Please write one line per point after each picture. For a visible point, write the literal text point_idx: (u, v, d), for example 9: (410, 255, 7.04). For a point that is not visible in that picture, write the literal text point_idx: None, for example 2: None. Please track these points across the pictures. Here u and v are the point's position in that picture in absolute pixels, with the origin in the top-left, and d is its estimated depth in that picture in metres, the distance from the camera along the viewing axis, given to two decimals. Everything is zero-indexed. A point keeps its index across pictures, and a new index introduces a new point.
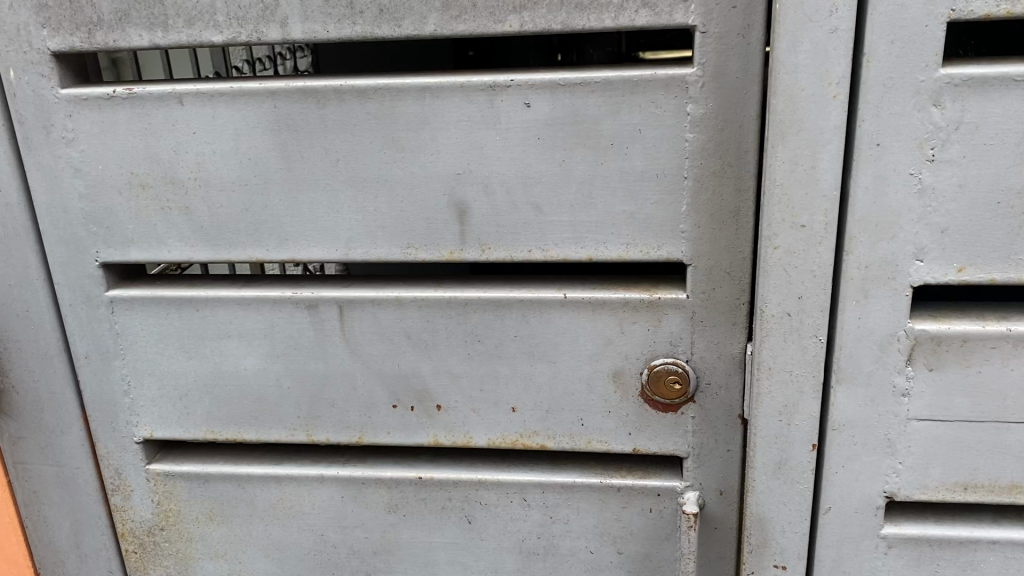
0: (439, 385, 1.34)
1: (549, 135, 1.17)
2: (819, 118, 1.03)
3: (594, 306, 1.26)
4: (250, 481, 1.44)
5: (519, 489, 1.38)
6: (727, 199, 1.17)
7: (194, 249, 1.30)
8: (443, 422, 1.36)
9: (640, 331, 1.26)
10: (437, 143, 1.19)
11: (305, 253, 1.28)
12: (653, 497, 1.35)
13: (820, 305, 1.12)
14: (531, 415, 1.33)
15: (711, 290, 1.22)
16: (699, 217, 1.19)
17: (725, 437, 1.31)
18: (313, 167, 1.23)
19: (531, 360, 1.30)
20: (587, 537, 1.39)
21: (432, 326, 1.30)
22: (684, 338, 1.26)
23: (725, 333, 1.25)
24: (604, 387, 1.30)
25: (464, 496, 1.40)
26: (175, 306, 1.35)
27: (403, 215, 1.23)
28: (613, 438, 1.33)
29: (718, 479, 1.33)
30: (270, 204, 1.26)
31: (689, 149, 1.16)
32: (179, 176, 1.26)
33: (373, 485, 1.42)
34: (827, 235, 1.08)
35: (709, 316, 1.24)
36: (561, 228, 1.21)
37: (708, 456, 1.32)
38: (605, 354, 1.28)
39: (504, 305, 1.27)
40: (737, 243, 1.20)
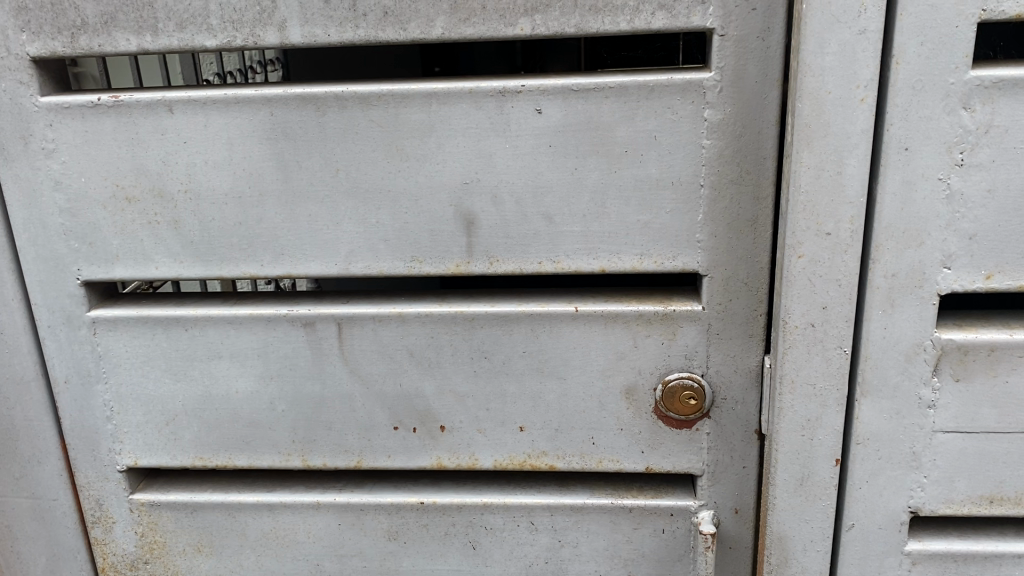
0: (443, 405, 1.28)
1: (561, 143, 1.13)
2: (846, 122, 1.00)
3: (606, 320, 1.21)
4: (241, 509, 1.36)
5: (526, 512, 1.33)
6: (745, 207, 1.14)
7: (184, 265, 1.23)
8: (447, 444, 1.30)
9: (654, 345, 1.22)
10: (443, 151, 1.14)
11: (301, 268, 1.21)
12: (666, 517, 1.30)
13: (844, 316, 1.08)
14: (540, 434, 1.28)
15: (728, 302, 1.19)
16: (716, 226, 1.15)
17: (740, 454, 1.27)
18: (312, 178, 1.17)
19: (540, 377, 1.25)
20: (597, 561, 1.34)
21: (436, 344, 1.25)
22: (700, 351, 1.22)
23: (742, 346, 1.21)
24: (616, 404, 1.25)
25: (468, 521, 1.34)
26: (162, 326, 1.27)
27: (407, 227, 1.18)
28: (625, 457, 1.28)
29: (733, 497, 1.29)
30: (265, 218, 1.19)
31: (706, 156, 1.12)
32: (168, 189, 1.19)
33: (372, 511, 1.35)
34: (853, 243, 1.05)
35: (725, 328, 1.20)
36: (573, 239, 1.17)
37: (723, 474, 1.28)
38: (618, 369, 1.23)
39: (512, 320, 1.22)
40: (754, 253, 1.16)
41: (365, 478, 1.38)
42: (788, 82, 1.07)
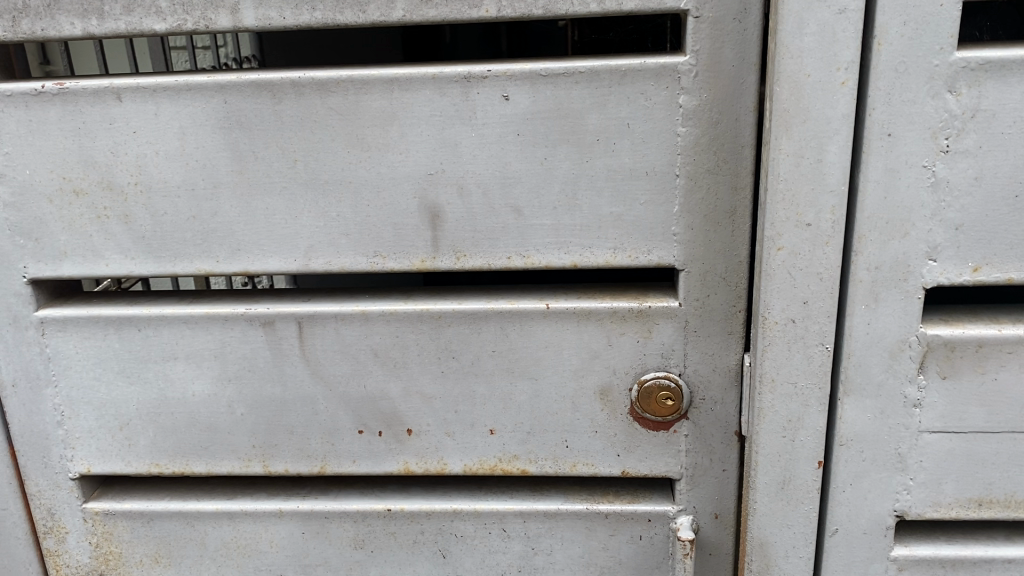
0: (410, 407, 1.22)
1: (529, 131, 1.08)
2: (826, 107, 0.95)
3: (579, 318, 1.16)
4: (200, 518, 1.30)
5: (498, 519, 1.27)
6: (723, 198, 1.09)
7: (136, 262, 1.17)
8: (414, 448, 1.24)
9: (628, 343, 1.17)
10: (406, 141, 1.09)
11: (259, 264, 1.15)
12: (644, 523, 1.25)
13: (826, 311, 1.03)
14: (511, 437, 1.23)
15: (705, 298, 1.14)
16: (692, 218, 1.10)
17: (720, 456, 1.22)
18: (268, 170, 1.11)
19: (510, 378, 1.19)
20: (572, 569, 1.29)
21: (402, 343, 1.19)
22: (677, 349, 1.17)
23: (720, 344, 1.16)
24: (590, 405, 1.20)
25: (438, 529, 1.29)
26: (113, 326, 1.21)
27: (369, 221, 1.12)
28: (601, 460, 1.23)
29: (713, 502, 1.24)
30: (220, 212, 1.13)
31: (682, 145, 1.07)
32: (118, 182, 1.13)
33: (337, 519, 1.29)
34: (835, 234, 1.00)
35: (703, 325, 1.15)
36: (543, 233, 1.12)
37: (703, 477, 1.23)
38: (592, 369, 1.18)
39: (481, 318, 1.17)
40: (733, 246, 1.11)
41: (330, 484, 1.32)
42: (766, 66, 1.02)
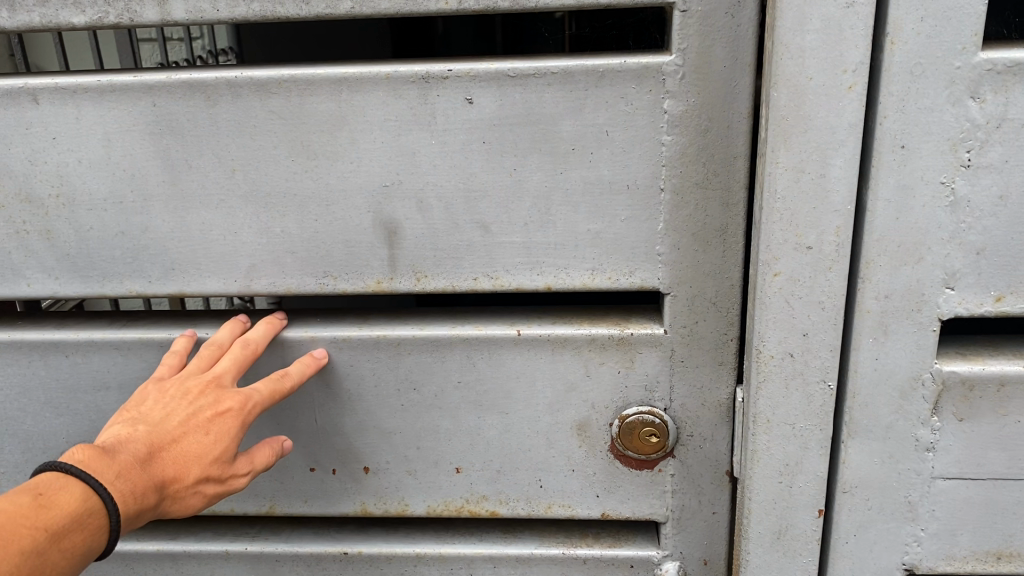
0: (366, 443, 1.10)
1: (496, 138, 0.96)
2: (831, 115, 0.83)
3: (553, 346, 1.04)
4: (139, 560, 1.19)
5: (465, 563, 1.16)
6: (713, 215, 0.97)
7: (60, 281, 1.05)
8: (372, 488, 1.12)
9: (607, 374, 1.05)
10: (358, 148, 0.97)
11: (196, 285, 1.04)
12: (626, 569, 1.14)
13: (829, 345, 0.91)
14: (479, 476, 1.11)
15: (693, 325, 1.02)
16: (678, 237, 0.98)
17: (710, 498, 1.10)
18: (205, 180, 0.99)
19: (478, 411, 1.08)
20: None
21: (357, 373, 1.07)
22: (662, 381, 1.05)
23: (711, 376, 1.04)
24: (566, 442, 1.09)
25: (400, 573, 1.17)
26: (36, 352, 1.09)
27: (317, 238, 1.01)
28: (578, 501, 1.11)
29: (701, 547, 1.13)
30: (152, 227, 1.01)
31: (667, 155, 0.95)
32: (38, 193, 1.01)
33: (289, 562, 1.18)
34: (839, 258, 0.88)
35: (691, 355, 1.03)
36: (513, 251, 1.00)
37: (690, 521, 1.12)
38: (568, 402, 1.07)
39: (444, 345, 1.05)
40: (725, 268, 0.99)
41: (282, 523, 1.21)
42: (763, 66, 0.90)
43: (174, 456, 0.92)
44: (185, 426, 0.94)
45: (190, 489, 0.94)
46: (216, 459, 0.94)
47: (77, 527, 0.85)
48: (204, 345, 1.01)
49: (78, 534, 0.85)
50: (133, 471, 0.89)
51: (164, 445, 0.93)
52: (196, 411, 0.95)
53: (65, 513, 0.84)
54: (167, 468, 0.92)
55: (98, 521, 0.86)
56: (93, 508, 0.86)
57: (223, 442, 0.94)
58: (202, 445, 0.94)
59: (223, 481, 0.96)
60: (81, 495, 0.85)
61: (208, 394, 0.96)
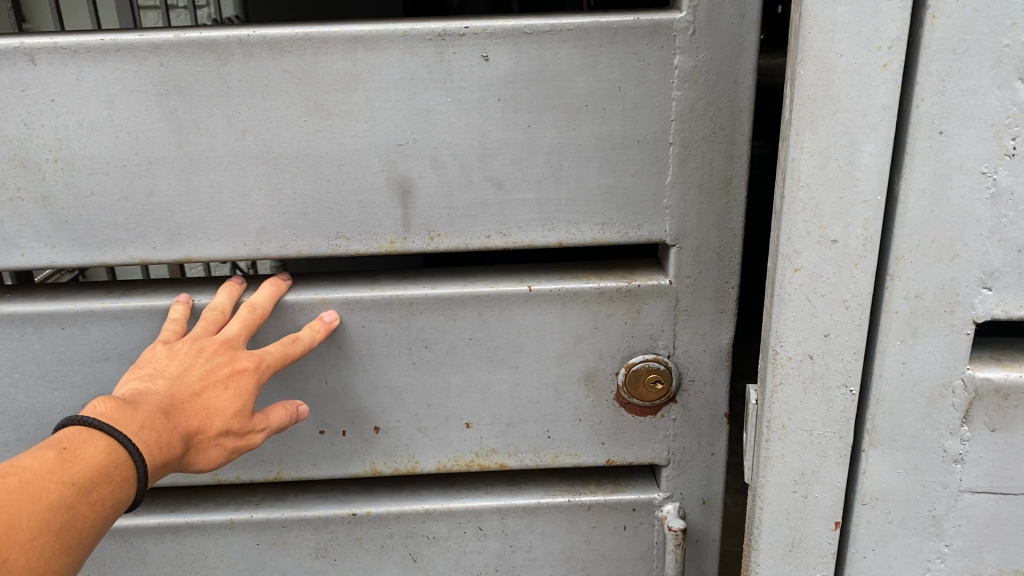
0: (377, 403, 1.11)
1: (511, 95, 0.98)
2: (862, 95, 0.76)
3: (563, 300, 1.07)
4: (139, 534, 1.17)
5: (473, 517, 1.18)
6: (718, 167, 1.02)
7: (58, 251, 1.01)
8: (382, 447, 1.14)
9: (615, 325, 1.09)
10: (372, 106, 0.97)
11: (204, 250, 1.02)
12: (628, 513, 1.19)
13: (852, 347, 0.85)
14: (488, 430, 1.14)
15: (697, 275, 1.06)
16: (685, 190, 1.02)
17: (708, 440, 1.16)
18: (213, 142, 0.98)
19: (488, 366, 1.10)
20: (552, 565, 1.22)
21: (369, 334, 1.08)
22: (666, 330, 1.09)
23: (712, 323, 1.09)
24: (574, 393, 1.12)
25: (408, 531, 1.19)
26: (31, 325, 1.05)
27: (330, 198, 1.01)
28: (584, 450, 1.15)
29: (700, 487, 1.18)
30: (157, 190, 0.99)
31: (675, 109, 0.99)
32: (33, 158, 0.97)
33: (296, 527, 1.18)
34: (866, 254, 0.82)
35: (695, 303, 1.08)
36: (526, 208, 1.03)
37: (690, 463, 1.17)
38: (576, 354, 1.10)
39: (457, 303, 1.07)
40: (728, 219, 1.04)
41: (287, 488, 1.21)
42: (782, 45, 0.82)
43: (196, 409, 0.92)
44: (204, 381, 0.94)
45: (212, 441, 0.94)
46: (236, 412, 0.95)
47: (105, 478, 0.83)
48: (209, 310, 1.01)
49: (106, 487, 0.83)
50: (157, 423, 0.88)
51: (184, 398, 0.92)
52: (215, 368, 0.95)
53: (91, 467, 0.82)
54: (190, 420, 0.92)
55: (124, 471, 0.84)
56: (119, 459, 0.84)
57: (242, 397, 0.95)
58: (222, 400, 0.94)
59: (243, 435, 0.97)
60: (105, 448, 0.84)
61: (225, 353, 0.96)
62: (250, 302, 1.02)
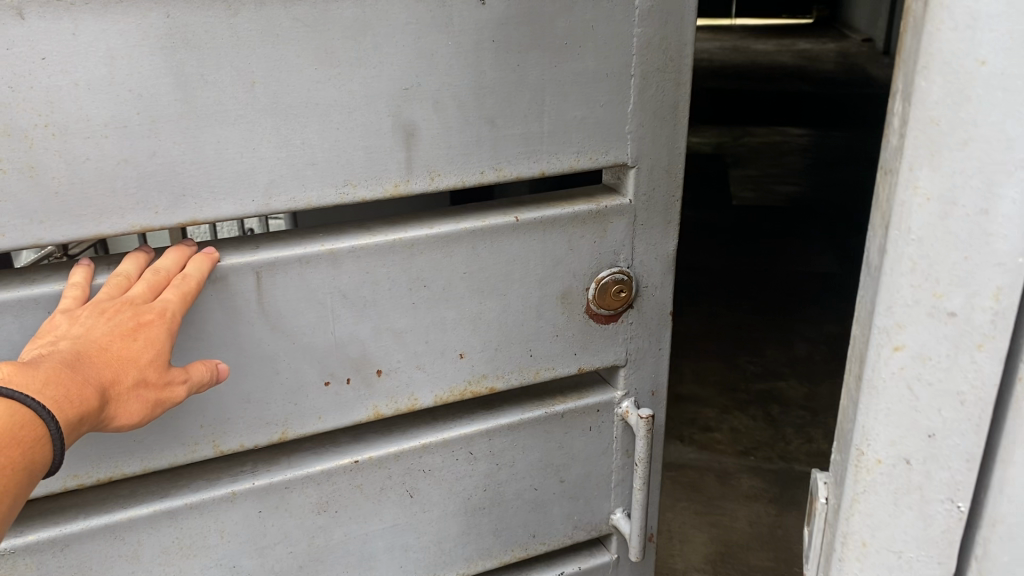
0: (380, 347, 1.14)
1: (503, 37, 1.05)
2: (1000, 119, 0.57)
3: (544, 227, 1.18)
4: (133, 526, 1.10)
5: (464, 443, 1.26)
6: (667, 95, 1.17)
7: (46, 225, 0.92)
8: (384, 389, 1.17)
9: (586, 244, 1.21)
10: (381, 53, 1.00)
11: (210, 210, 0.99)
12: (593, 414, 1.34)
13: (962, 454, 0.65)
14: (479, 358, 1.22)
15: (651, 191, 1.22)
16: (642, 116, 1.17)
17: (657, 337, 1.33)
18: (221, 96, 0.95)
19: (479, 297, 1.18)
20: (532, 475, 1.33)
21: (372, 279, 1.11)
22: (626, 244, 1.24)
23: (661, 233, 1.26)
24: (552, 311, 1.23)
25: (406, 468, 1.24)
26: (12, 312, 0.94)
27: (339, 146, 1.02)
28: (559, 363, 1.27)
29: (650, 381, 1.35)
30: (161, 151, 0.95)
31: (636, 44, 1.12)
32: (19, 123, 0.88)
33: (299, 486, 1.18)
34: (994, 333, 0.62)
35: (648, 217, 1.24)
36: (514, 143, 1.11)
37: (642, 361, 1.34)
38: (554, 275, 1.21)
39: (453, 239, 1.13)
40: (674, 139, 1.21)
41: (278, 451, 1.19)
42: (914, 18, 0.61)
43: (109, 358, 0.86)
44: (111, 335, 0.88)
45: (129, 391, 0.87)
46: (150, 361, 0.89)
47: (12, 444, 0.73)
48: (110, 279, 0.95)
49: (13, 449, 0.73)
50: (64, 376, 0.80)
51: (92, 352, 0.85)
52: (118, 323, 0.89)
53: None
54: (101, 371, 0.84)
55: (31, 433, 0.75)
56: (21, 421, 0.75)
57: (154, 347, 0.90)
58: (133, 351, 0.88)
59: (162, 387, 0.91)
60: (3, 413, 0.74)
61: (128, 309, 0.91)
62: (154, 267, 0.98)
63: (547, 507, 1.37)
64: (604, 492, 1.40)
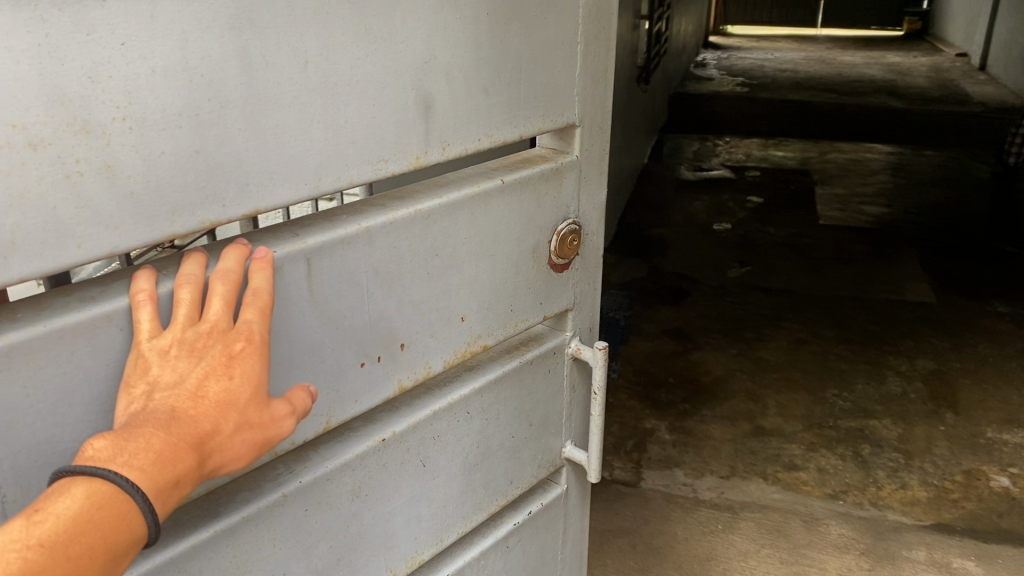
0: (403, 320, 1.16)
1: (494, 10, 1.13)
2: None
3: (525, 187, 1.27)
4: (193, 555, 1.00)
5: (464, 404, 1.32)
6: (602, 59, 1.34)
7: (121, 231, 0.84)
8: (405, 363, 1.18)
9: (550, 201, 1.33)
10: (408, 27, 1.03)
11: (270, 200, 0.95)
12: (552, 358, 1.47)
13: None
14: (476, 319, 1.28)
15: (591, 145, 1.38)
16: (585, 78, 1.32)
17: (591, 278, 1.50)
18: (281, 76, 0.92)
19: (475, 260, 1.24)
20: (511, 425, 1.44)
21: (397, 254, 1.11)
22: (576, 197, 1.38)
23: (598, 183, 1.42)
24: (528, 266, 1.34)
25: (419, 439, 1.27)
26: (84, 336, 0.84)
27: (375, 122, 1.03)
28: (532, 314, 1.39)
29: (589, 319, 1.53)
30: (228, 139, 0.89)
31: (584, 13, 1.27)
32: (96, 119, 0.79)
33: (338, 476, 1.15)
34: None
35: (590, 170, 1.39)
36: (501, 110, 1.19)
37: (583, 301, 1.50)
38: (530, 232, 1.32)
39: (457, 205, 1.17)
40: (604, 97, 1.38)
41: (306, 444, 1.15)
42: None
43: (208, 408, 0.81)
44: (204, 378, 0.82)
45: (232, 438, 0.82)
46: (250, 400, 0.84)
47: (91, 531, 0.69)
48: (180, 285, 0.87)
49: (94, 536, 0.69)
50: (159, 440, 0.76)
51: (187, 403, 0.80)
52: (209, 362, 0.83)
53: (65, 522, 0.68)
54: (198, 425, 0.79)
55: (115, 511, 0.71)
56: (101, 501, 0.70)
57: (250, 381, 0.84)
58: (230, 392, 0.82)
59: (263, 422, 0.86)
60: (84, 495, 0.70)
61: (215, 341, 0.84)
62: (220, 273, 0.89)
63: (520, 452, 1.48)
64: (558, 429, 1.55)
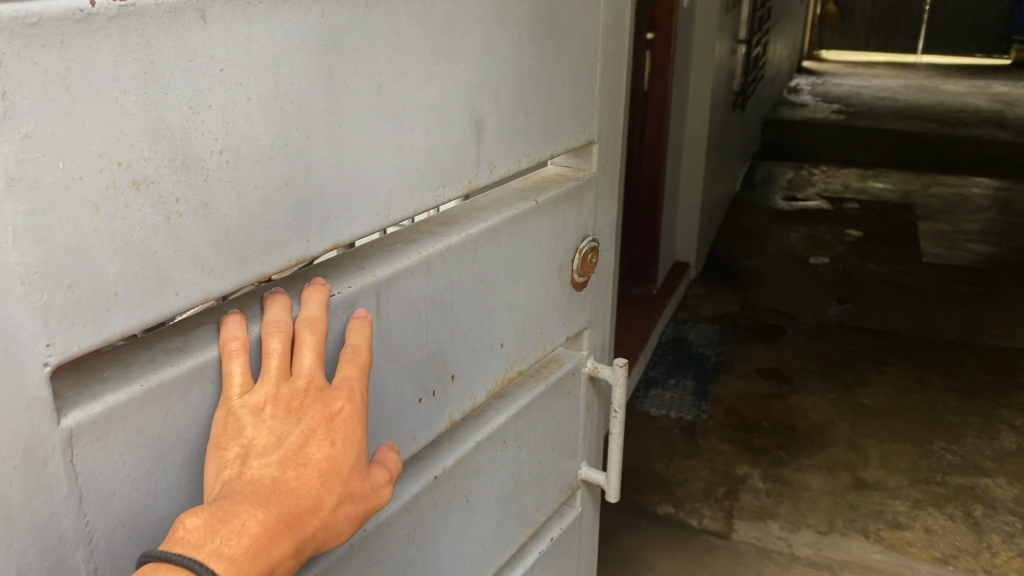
0: (454, 350, 1.13)
1: (532, 30, 1.13)
2: None
3: (552, 207, 1.27)
4: None
5: (501, 432, 1.30)
6: (614, 77, 1.35)
7: (215, 274, 0.80)
8: (455, 395, 1.16)
9: (572, 220, 1.34)
10: (463, 49, 1.02)
11: (346, 231, 0.93)
12: (571, 378, 1.47)
13: None
14: (513, 343, 1.27)
15: (606, 162, 1.39)
16: (601, 95, 1.33)
17: (602, 295, 1.51)
18: (358, 102, 0.90)
19: (512, 284, 1.23)
20: (537, 451, 1.42)
21: (449, 282, 1.09)
22: (593, 215, 1.39)
23: (610, 199, 1.44)
24: (552, 286, 1.33)
25: (465, 473, 1.24)
26: (178, 392, 0.81)
27: (436, 145, 1.02)
28: (556, 335, 1.38)
29: (601, 336, 1.54)
30: (311, 169, 0.88)
31: (601, 32, 1.29)
32: (196, 154, 0.76)
33: (396, 519, 1.11)
34: None
35: (603, 186, 1.41)
36: (535, 131, 1.19)
37: (597, 318, 1.50)
38: (554, 252, 1.31)
39: (500, 228, 1.17)
40: (616, 114, 1.40)
41: None
42: None
43: (309, 479, 0.80)
44: (304, 445, 0.81)
45: (333, 513, 0.82)
46: (351, 469, 0.84)
47: None
48: (268, 333, 0.86)
49: None
50: (258, 522, 0.75)
51: (288, 476, 0.79)
52: (308, 427, 0.82)
53: None
54: (299, 500, 0.78)
55: None
56: None
57: (349, 448, 0.84)
58: (332, 462, 0.82)
59: (362, 493, 0.85)
60: None
61: (312, 404, 0.83)
62: (307, 321, 0.88)
63: (545, 477, 1.46)
64: (574, 451, 1.54)
